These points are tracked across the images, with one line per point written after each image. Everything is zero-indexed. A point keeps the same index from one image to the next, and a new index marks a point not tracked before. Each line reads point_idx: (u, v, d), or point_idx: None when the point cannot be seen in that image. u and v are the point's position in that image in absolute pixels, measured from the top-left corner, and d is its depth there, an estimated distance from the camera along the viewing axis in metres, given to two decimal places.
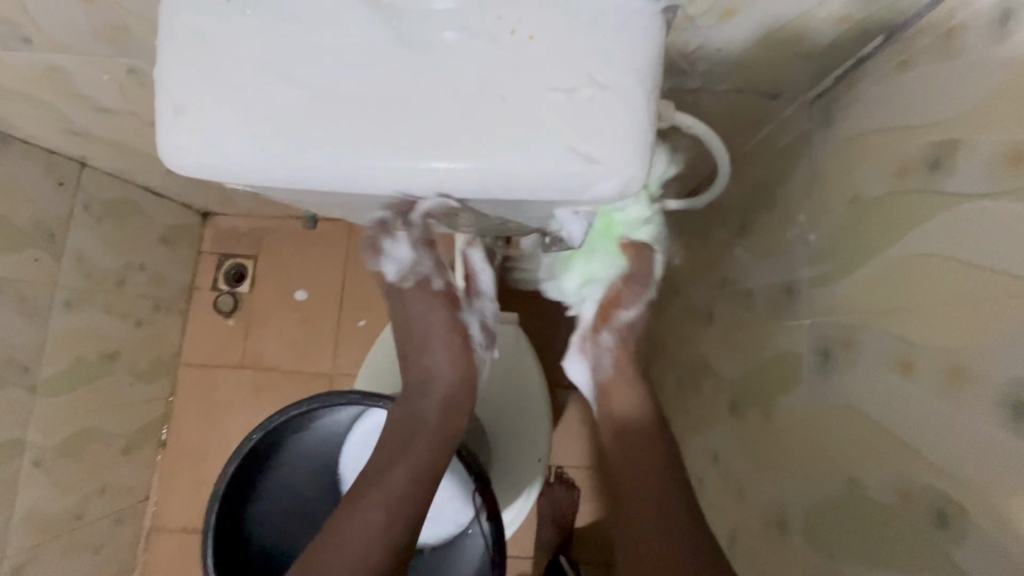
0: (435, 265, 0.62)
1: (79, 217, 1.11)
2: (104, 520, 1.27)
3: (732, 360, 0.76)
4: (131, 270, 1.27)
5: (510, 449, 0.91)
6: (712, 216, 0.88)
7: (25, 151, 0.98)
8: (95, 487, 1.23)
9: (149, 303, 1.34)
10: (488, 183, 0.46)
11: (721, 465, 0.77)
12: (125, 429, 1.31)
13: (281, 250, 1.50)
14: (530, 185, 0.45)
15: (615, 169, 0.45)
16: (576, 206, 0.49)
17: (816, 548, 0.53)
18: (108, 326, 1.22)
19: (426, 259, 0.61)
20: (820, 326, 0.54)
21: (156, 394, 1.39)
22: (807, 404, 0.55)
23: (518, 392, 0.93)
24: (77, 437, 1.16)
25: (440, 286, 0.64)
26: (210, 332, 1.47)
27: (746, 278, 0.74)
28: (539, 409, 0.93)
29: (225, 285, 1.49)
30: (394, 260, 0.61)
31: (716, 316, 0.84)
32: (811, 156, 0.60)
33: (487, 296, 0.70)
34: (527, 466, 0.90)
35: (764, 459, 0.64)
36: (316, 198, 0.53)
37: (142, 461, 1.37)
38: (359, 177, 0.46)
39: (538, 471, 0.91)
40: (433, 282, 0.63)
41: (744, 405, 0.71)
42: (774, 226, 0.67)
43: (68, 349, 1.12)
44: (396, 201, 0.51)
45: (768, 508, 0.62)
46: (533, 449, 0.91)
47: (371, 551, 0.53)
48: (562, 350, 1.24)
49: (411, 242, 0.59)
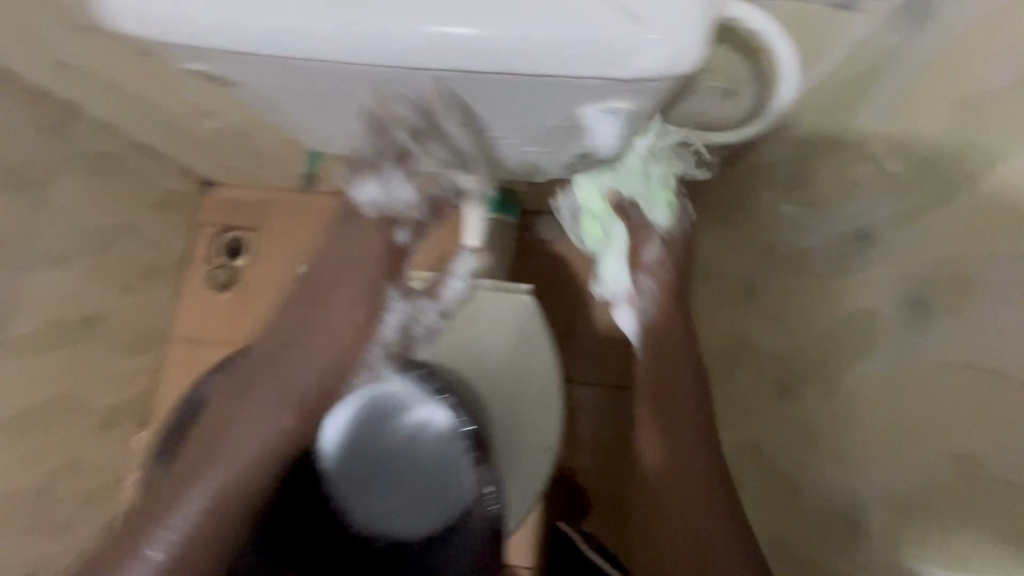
0: (401, 201, 0.61)
1: (68, 168, 1.04)
2: (74, 499, 1.17)
3: (778, 337, 0.65)
4: (121, 231, 1.20)
5: (517, 437, 0.81)
6: (752, 181, 0.79)
7: (11, 87, 0.91)
8: (66, 462, 1.13)
9: (139, 269, 1.26)
10: (501, 50, 0.37)
11: (762, 459, 0.66)
12: (105, 402, 1.22)
13: (282, 225, 1.43)
14: (558, 53, 0.37)
15: (662, 33, 0.36)
16: (608, 97, 0.41)
17: (921, 538, 0.43)
18: (94, 290, 1.15)
19: (412, 193, 0.61)
20: (916, 269, 0.45)
21: (142, 368, 1.31)
22: (897, 367, 0.46)
23: (527, 370, 0.82)
24: (48, 405, 1.08)
25: (402, 239, 0.64)
26: (203, 306, 1.39)
27: (800, 239, 0.64)
28: (547, 395, 0.82)
29: (221, 258, 1.42)
30: (377, 183, 0.60)
31: (759, 287, 0.73)
32: (893, 75, 0.50)
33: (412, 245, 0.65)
34: (535, 455, 0.80)
35: (826, 441, 0.54)
36: (308, 82, 0.46)
37: (122, 438, 1.28)
38: (347, 40, 0.38)
39: (548, 462, 0.80)
40: (397, 201, 0.61)
41: (796, 383, 0.60)
42: (839, 173, 0.57)
43: (45, 308, 1.04)
44: (393, 84, 0.43)
45: (836, 500, 0.51)
46: (541, 436, 0.81)
47: (220, 497, 0.57)
48: (575, 336, 1.14)
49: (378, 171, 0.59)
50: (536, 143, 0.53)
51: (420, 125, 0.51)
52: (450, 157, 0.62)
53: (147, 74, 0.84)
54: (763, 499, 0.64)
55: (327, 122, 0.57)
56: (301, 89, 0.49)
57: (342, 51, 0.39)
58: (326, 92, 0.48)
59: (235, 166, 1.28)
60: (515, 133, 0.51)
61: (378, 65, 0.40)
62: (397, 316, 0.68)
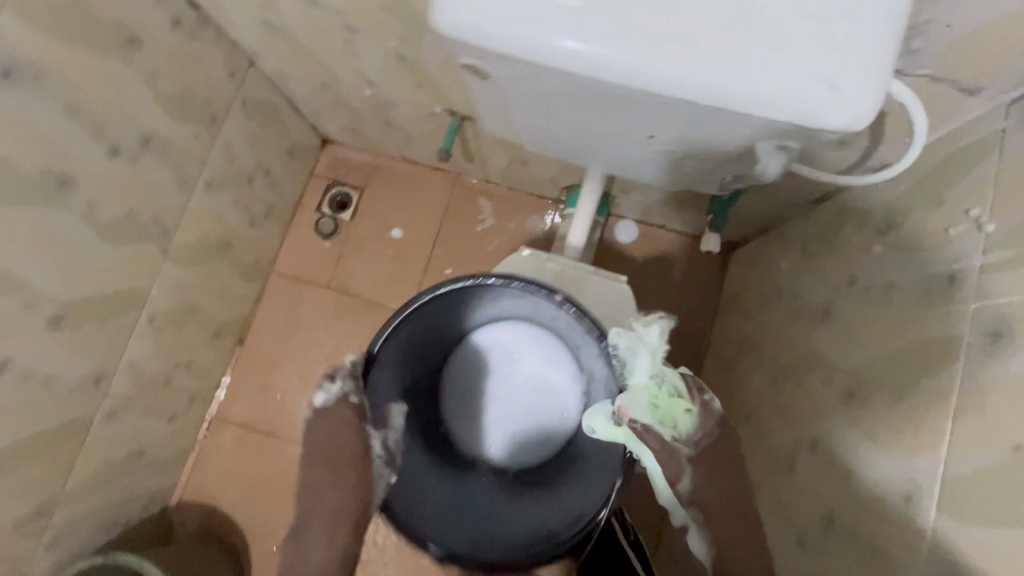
0: (354, 387, 0.84)
1: (237, 109, 1.20)
2: (183, 394, 1.34)
3: (851, 353, 0.78)
4: (260, 170, 1.36)
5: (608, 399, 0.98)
6: (845, 220, 0.90)
7: (217, 34, 1.07)
8: (184, 361, 1.30)
9: (265, 206, 1.43)
10: (726, 91, 0.50)
11: (821, 451, 0.78)
12: (220, 317, 1.39)
13: (386, 188, 1.59)
14: (770, 102, 0.50)
15: (848, 100, 0.49)
16: (787, 138, 0.54)
17: (954, 515, 0.54)
18: (232, 217, 1.31)
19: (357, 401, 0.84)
20: (992, 308, 0.56)
21: (250, 294, 1.48)
22: (963, 383, 0.57)
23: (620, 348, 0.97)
24: (184, 308, 1.24)
25: (356, 400, 0.85)
26: (306, 248, 1.56)
27: (885, 273, 0.76)
28: None
29: (328, 210, 1.58)
30: (327, 391, 0.85)
31: (836, 312, 0.85)
32: (999, 153, 0.61)
33: (396, 426, 0.87)
34: None
35: (886, 437, 0.66)
36: (550, 88, 0.59)
37: (224, 351, 1.45)
38: (610, 64, 0.51)
39: None
40: (351, 399, 0.84)
41: (865, 391, 0.72)
42: (933, 223, 0.69)
43: (199, 225, 1.20)
44: (622, 100, 0.56)
45: (887, 484, 0.63)
46: None
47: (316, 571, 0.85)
48: None
49: (337, 375, 0.85)
50: (700, 160, 0.66)
51: (605, 120, 0.63)
52: (610, 158, 0.74)
53: (340, 44, 0.99)
54: (816, 485, 0.76)
55: (524, 117, 0.70)
56: (535, 92, 0.61)
57: (603, 71, 0.52)
58: (556, 97, 0.61)
59: (362, 130, 1.44)
60: (687, 151, 0.64)
61: (625, 86, 0.53)
62: (388, 438, 0.87)
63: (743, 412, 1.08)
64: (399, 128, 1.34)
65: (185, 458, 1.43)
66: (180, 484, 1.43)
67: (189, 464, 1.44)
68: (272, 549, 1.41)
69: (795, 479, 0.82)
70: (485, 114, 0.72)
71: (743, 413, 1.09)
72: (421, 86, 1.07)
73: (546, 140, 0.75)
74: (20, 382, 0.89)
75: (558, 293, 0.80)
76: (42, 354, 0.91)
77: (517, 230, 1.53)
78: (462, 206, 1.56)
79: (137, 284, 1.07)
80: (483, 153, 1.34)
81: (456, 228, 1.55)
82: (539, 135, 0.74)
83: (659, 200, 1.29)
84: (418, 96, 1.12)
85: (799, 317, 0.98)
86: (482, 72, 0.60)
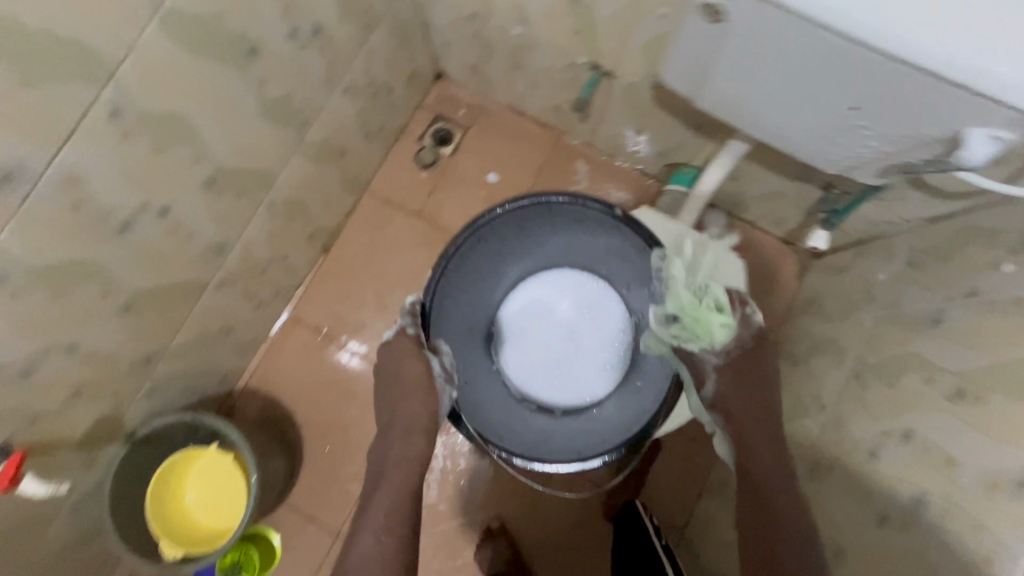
0: (414, 321, 1.20)
1: (386, 20, 1.23)
2: (273, 285, 1.39)
3: (962, 357, 0.82)
4: (385, 87, 1.40)
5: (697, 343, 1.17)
6: (971, 238, 0.94)
7: None
8: (282, 254, 1.35)
9: (378, 123, 1.47)
10: (978, 69, 0.54)
11: (915, 441, 0.82)
12: (318, 220, 1.43)
13: (489, 132, 1.62)
14: (1013, 87, 0.54)
15: None
16: (1008, 128, 0.58)
17: None
18: (354, 127, 1.35)
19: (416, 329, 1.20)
20: None
21: (346, 205, 1.53)
22: None
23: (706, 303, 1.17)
24: (296, 202, 1.29)
25: (412, 331, 1.20)
26: (403, 174, 1.60)
27: (1016, 288, 0.80)
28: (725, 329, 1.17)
29: (430, 141, 1.62)
30: (395, 329, 1.22)
31: (949, 319, 0.89)
32: None
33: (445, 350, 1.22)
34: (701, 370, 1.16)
35: (1004, 432, 0.70)
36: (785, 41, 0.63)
37: (312, 254, 1.50)
38: (872, 23, 0.55)
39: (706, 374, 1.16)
40: (410, 329, 1.19)
41: (978, 392, 0.76)
42: None
43: (328, 125, 1.24)
44: (857, 63, 0.60)
45: (1001, 473, 0.68)
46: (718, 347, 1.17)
47: (399, 492, 1.10)
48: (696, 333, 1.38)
49: (404, 313, 1.21)
50: (892, 141, 0.70)
51: (818, 76, 0.65)
52: (788, 130, 0.78)
53: None
54: (906, 469, 0.81)
55: (726, 74, 0.74)
56: (765, 44, 0.65)
57: (862, 29, 0.56)
58: (783, 52, 0.65)
59: (485, 70, 1.47)
60: (884, 130, 0.68)
61: (877, 48, 0.57)
62: (444, 359, 1.21)
63: (818, 402, 1.13)
64: (527, 73, 1.37)
65: (257, 347, 1.50)
66: (249, 370, 1.49)
67: (260, 353, 1.51)
68: (325, 448, 1.48)
69: (878, 463, 0.87)
70: (682, 54, 0.76)
71: (815, 406, 1.13)
72: (578, 32, 1.10)
73: (732, 102, 0.79)
74: (170, 230, 0.94)
75: (616, 210, 1.18)
76: (192, 209, 0.96)
77: (609, 198, 1.57)
78: (560, 162, 1.59)
79: (272, 167, 1.12)
80: (603, 115, 1.37)
81: (550, 184, 1.59)
82: (726, 95, 0.78)
83: (764, 193, 1.33)
84: (568, 42, 1.15)
85: (897, 322, 1.02)
86: (722, 14, 0.64)
